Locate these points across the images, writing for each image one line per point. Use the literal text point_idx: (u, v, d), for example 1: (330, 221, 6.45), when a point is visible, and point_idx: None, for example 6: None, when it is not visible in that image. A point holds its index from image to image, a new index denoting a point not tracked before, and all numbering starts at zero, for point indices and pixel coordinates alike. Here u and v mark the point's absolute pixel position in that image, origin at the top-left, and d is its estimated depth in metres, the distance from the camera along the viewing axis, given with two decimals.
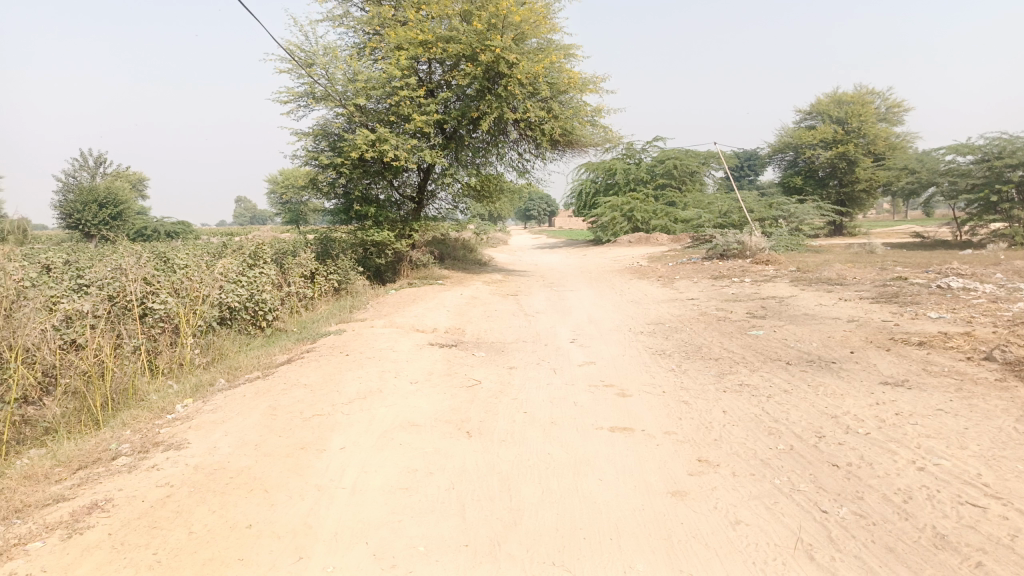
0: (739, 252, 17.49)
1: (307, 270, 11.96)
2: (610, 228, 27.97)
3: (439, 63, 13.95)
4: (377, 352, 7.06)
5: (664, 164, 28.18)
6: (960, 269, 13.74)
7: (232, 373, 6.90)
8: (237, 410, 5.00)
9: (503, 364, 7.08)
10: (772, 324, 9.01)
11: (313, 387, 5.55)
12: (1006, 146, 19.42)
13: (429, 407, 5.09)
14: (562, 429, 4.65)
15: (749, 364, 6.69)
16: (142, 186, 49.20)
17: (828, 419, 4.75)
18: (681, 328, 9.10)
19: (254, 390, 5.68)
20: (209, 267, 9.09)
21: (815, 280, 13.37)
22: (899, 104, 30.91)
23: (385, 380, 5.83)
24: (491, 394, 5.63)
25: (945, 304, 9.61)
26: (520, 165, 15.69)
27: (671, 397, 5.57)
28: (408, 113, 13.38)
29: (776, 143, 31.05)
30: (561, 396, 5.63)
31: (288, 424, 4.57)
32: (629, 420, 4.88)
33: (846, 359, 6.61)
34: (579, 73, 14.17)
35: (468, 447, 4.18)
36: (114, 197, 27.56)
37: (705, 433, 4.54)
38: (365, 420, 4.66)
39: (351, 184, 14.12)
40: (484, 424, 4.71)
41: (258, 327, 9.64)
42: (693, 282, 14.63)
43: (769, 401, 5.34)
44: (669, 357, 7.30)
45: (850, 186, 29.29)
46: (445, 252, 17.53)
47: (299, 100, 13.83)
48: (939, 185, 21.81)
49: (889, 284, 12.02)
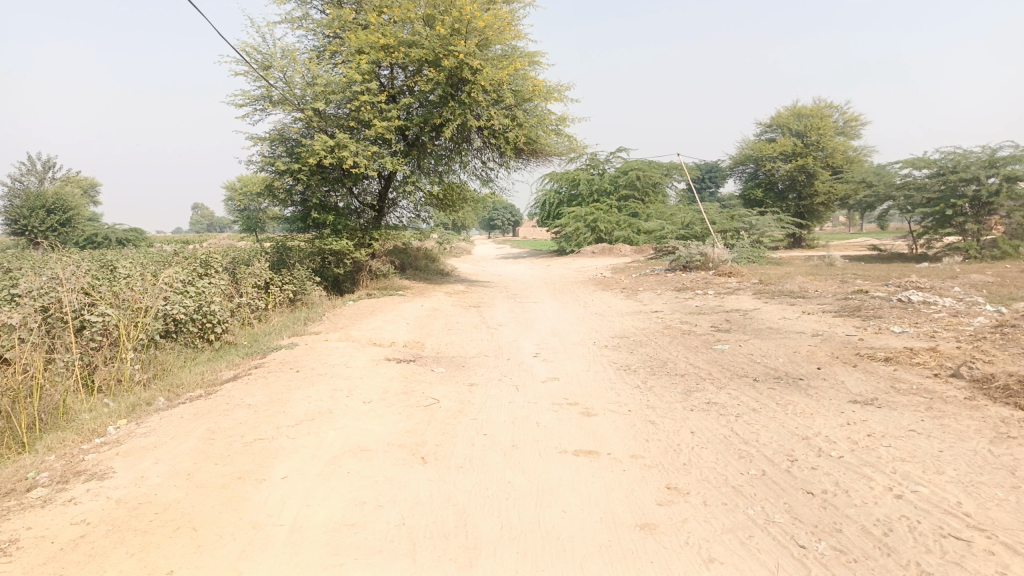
0: (702, 263, 17.46)
1: (261, 279, 11.52)
2: (574, 239, 27.93)
3: (401, 69, 13.65)
4: (330, 368, 6.71)
5: (627, 175, 28.22)
6: (919, 282, 13.86)
7: (173, 390, 6.47)
8: (172, 433, 4.63)
9: (463, 380, 6.79)
10: (737, 338, 8.88)
11: (257, 407, 5.19)
12: (960, 161, 19.80)
13: (383, 429, 4.77)
14: (524, 453, 4.37)
15: (716, 381, 6.51)
16: (95, 191, 47.84)
17: (800, 441, 4.56)
18: (646, 341, 8.92)
19: (193, 410, 5.29)
20: (154, 276, 8.61)
21: (778, 292, 13.34)
22: (856, 119, 31.47)
23: (336, 399, 5.50)
24: (449, 414, 5.33)
25: (907, 318, 9.59)
26: (484, 174, 15.44)
27: (637, 417, 5.34)
28: (369, 118, 13.03)
29: (737, 155, 31.36)
30: (523, 416, 5.36)
31: (227, 450, 4.22)
32: (594, 442, 4.62)
33: (813, 375, 6.48)
34: (543, 82, 13.99)
35: (422, 476, 3.88)
36: (64, 203, 26.60)
37: (673, 457, 4.31)
38: (312, 445, 4.32)
39: (310, 191, 13.67)
40: (441, 448, 4.41)
41: (206, 340, 9.18)
42: (657, 293, 14.53)
43: (738, 420, 5.14)
44: (634, 373, 7.09)
45: (809, 199, 29.69)
46: (406, 262, 17.16)
47: (255, 103, 13.38)
48: (895, 199, 22.17)
49: (851, 297, 12.02)
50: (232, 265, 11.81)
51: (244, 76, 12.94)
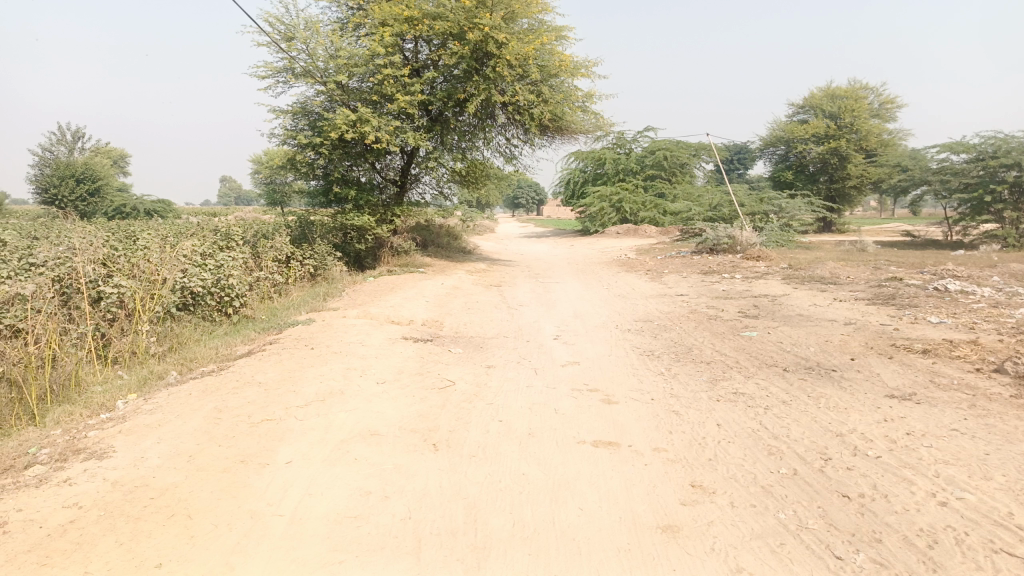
0: (729, 246, 17.07)
1: (282, 254, 11.38)
2: (598, 219, 27.56)
3: (426, 42, 13.33)
4: (345, 346, 6.54)
5: (654, 155, 27.70)
6: (955, 270, 13.38)
7: (185, 365, 6.35)
8: (177, 411, 4.49)
9: (480, 362, 6.59)
10: (765, 325, 8.57)
11: (268, 386, 5.04)
12: (1001, 145, 19.09)
13: (394, 413, 4.59)
14: (540, 443, 4.16)
15: (744, 370, 6.24)
16: (123, 162, 48.34)
17: (834, 438, 4.30)
18: (670, 326, 8.65)
19: (201, 387, 5.15)
20: (172, 248, 8.49)
21: (808, 278, 12.95)
22: (892, 101, 30.57)
23: (349, 379, 5.32)
24: (464, 398, 5.14)
25: (945, 308, 9.20)
26: (508, 151, 15.14)
27: (660, 406, 5.11)
28: (392, 92, 12.78)
29: (767, 136, 30.65)
30: (540, 402, 5.15)
31: (232, 430, 4.07)
32: (615, 433, 4.40)
33: (846, 366, 6.18)
34: (570, 57, 13.61)
35: (433, 464, 3.70)
36: (92, 173, 26.67)
37: (698, 451, 4.08)
38: (319, 428, 4.16)
39: (332, 166, 13.50)
40: (453, 434, 4.22)
41: (224, 314, 9.07)
42: (682, 276, 14.20)
43: (767, 414, 4.88)
44: (657, 359, 6.84)
45: (841, 182, 29.00)
46: (428, 238, 16.97)
47: (278, 75, 13.21)
48: (931, 184, 21.50)
49: (885, 285, 11.62)
50: (252, 238, 11.70)
51: (268, 47, 12.77)
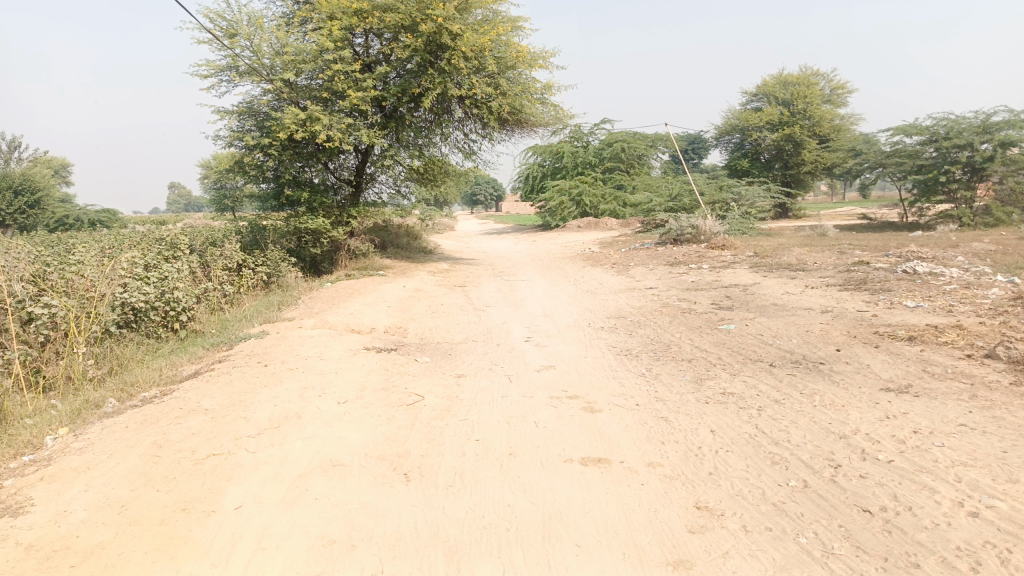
0: (693, 236, 16.89)
1: (232, 261, 10.76)
2: (559, 213, 27.21)
3: (376, 36, 12.80)
4: (303, 361, 6.03)
5: (612, 147, 27.51)
6: (920, 252, 13.34)
7: (126, 389, 5.77)
8: (109, 449, 3.96)
9: (450, 371, 6.15)
10: (742, 317, 8.28)
11: (215, 413, 4.53)
12: (953, 126, 19.25)
13: (359, 437, 4.15)
14: (523, 464, 3.77)
15: (728, 366, 5.92)
16: (65, 171, 46.54)
17: (838, 441, 3.99)
18: (644, 322, 8.32)
19: (140, 418, 4.60)
20: (109, 261, 7.84)
21: (776, 265, 12.77)
22: (842, 86, 30.86)
23: (307, 400, 4.84)
24: (435, 415, 4.70)
25: (918, 292, 9.04)
26: (466, 146, 14.69)
27: (647, 412, 4.75)
28: (342, 88, 12.23)
29: (722, 125, 30.69)
30: (519, 415, 4.74)
31: (174, 469, 3.59)
32: (604, 447, 4.02)
33: (834, 358, 5.89)
34: (527, 47, 13.19)
35: (405, 500, 3.30)
36: (31, 184, 25.18)
37: (697, 464, 3.72)
38: (274, 462, 3.71)
39: (282, 167, 12.86)
40: (426, 460, 3.80)
41: (170, 329, 8.45)
42: (649, 269, 13.92)
43: (761, 416, 4.54)
44: (636, 358, 6.48)
45: (796, 168, 29.20)
46: (387, 240, 16.41)
47: (220, 74, 12.54)
48: (886, 167, 21.65)
49: (853, 270, 11.48)
50: (199, 246, 11.06)
51: (208, 44, 12.10)
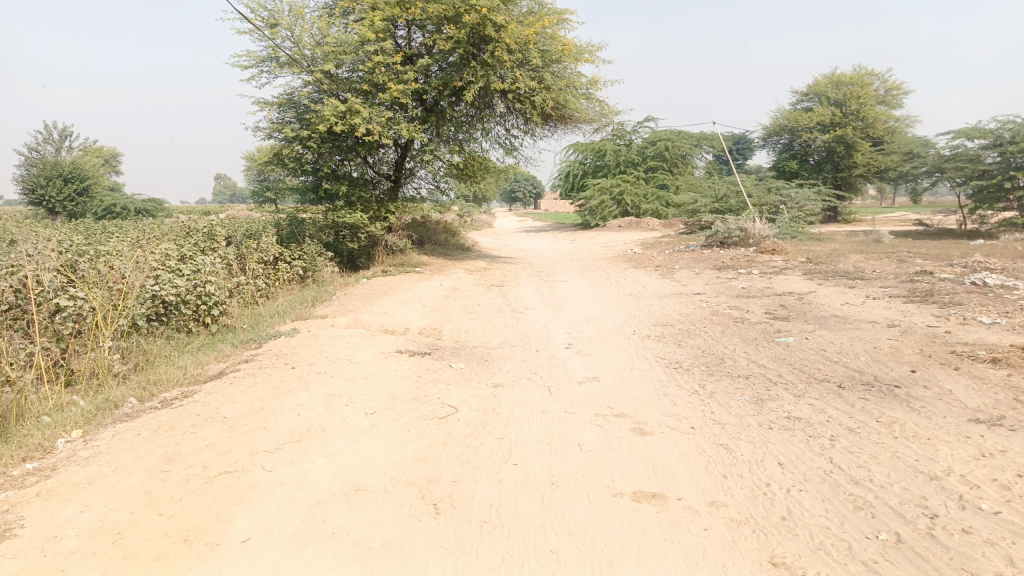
0: (741, 240, 16.22)
1: (268, 255, 10.52)
2: (599, 212, 26.67)
3: (419, 27, 12.46)
4: (332, 364, 5.69)
5: (656, 146, 26.87)
6: (987, 262, 12.53)
7: (148, 389, 5.48)
8: (115, 461, 3.64)
9: (486, 380, 5.75)
10: (800, 329, 7.70)
11: (233, 422, 4.21)
12: (1020, 130, 18.17)
13: (386, 456, 3.77)
14: (568, 497, 3.33)
15: (791, 386, 5.41)
16: (115, 161, 47.58)
17: (929, 484, 3.47)
18: (694, 331, 7.80)
19: (154, 425, 4.28)
20: (140, 251, 7.57)
21: (831, 273, 12.10)
22: (898, 87, 29.58)
23: (332, 410, 4.48)
24: (469, 432, 4.30)
25: (993, 307, 8.35)
26: (508, 142, 14.28)
27: (704, 438, 4.28)
28: (383, 81, 11.91)
29: (771, 125, 29.75)
30: (561, 435, 4.31)
31: (181, 489, 3.26)
32: (659, 479, 3.56)
33: (910, 381, 5.33)
34: (573, 41, 12.72)
35: (434, 538, 2.90)
36: (81, 172, 25.46)
37: (767, 506, 3.26)
38: (291, 484, 3.35)
39: (321, 160, 12.60)
40: (459, 488, 3.40)
41: (201, 323, 8.19)
42: (695, 273, 13.36)
43: (836, 448, 4.04)
44: (688, 373, 5.99)
45: (847, 171, 28.18)
46: (425, 236, 16.10)
47: (261, 64, 12.35)
48: (944, 172, 20.62)
49: (917, 280, 10.77)
50: (236, 236, 10.85)
51: (250, 34, 11.90)
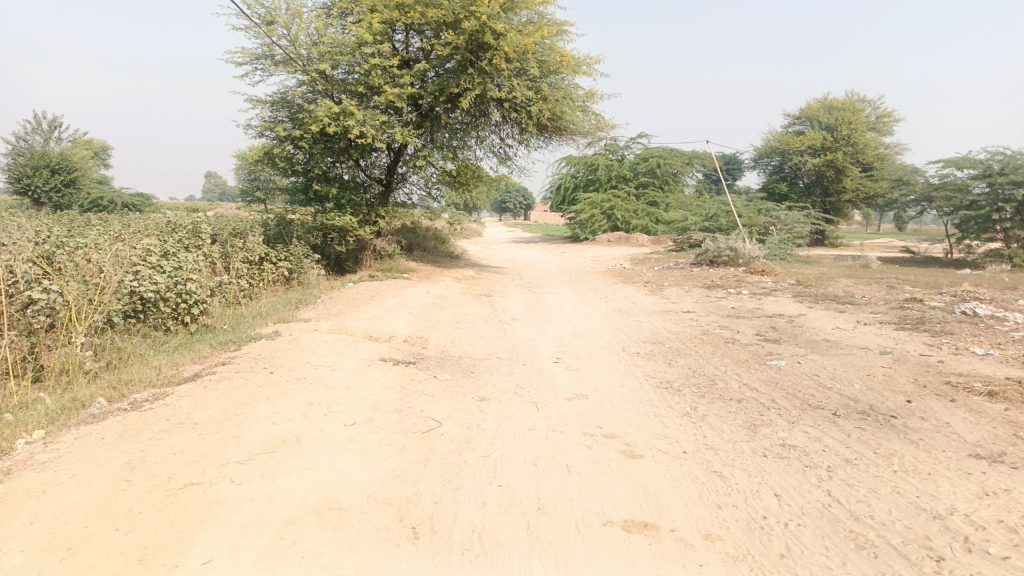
0: (730, 259, 16.13)
1: (253, 255, 10.28)
2: (589, 226, 26.56)
3: (417, 32, 12.33)
4: (312, 371, 5.47)
5: (648, 162, 26.84)
6: (976, 292, 12.49)
7: (118, 389, 5.22)
8: (74, 468, 3.41)
9: (471, 393, 5.55)
10: (792, 352, 7.57)
11: (204, 429, 3.99)
12: (1009, 162, 18.23)
13: (363, 472, 3.56)
14: (554, 524, 3.15)
15: (784, 411, 5.25)
16: (103, 153, 47.07)
17: (932, 523, 3.32)
18: (684, 351, 7.65)
19: (119, 429, 4.05)
20: (120, 244, 7.30)
21: (821, 296, 12.00)
22: (889, 115, 29.76)
23: (309, 419, 4.27)
24: (453, 448, 4.10)
25: (984, 337, 8.26)
26: (501, 151, 14.14)
27: (697, 464, 4.11)
28: (379, 84, 11.73)
29: (762, 147, 29.84)
30: (548, 454, 4.13)
31: (142, 502, 3.04)
32: (651, 508, 3.39)
33: (906, 411, 5.19)
34: (572, 53, 12.62)
35: (410, 566, 2.71)
36: (68, 163, 25.03)
37: (764, 542, 3.10)
38: (260, 499, 3.15)
39: (312, 161, 12.38)
40: (439, 510, 3.20)
41: (180, 322, 7.91)
42: (685, 290, 13.23)
43: (833, 480, 3.88)
44: (678, 394, 5.83)
45: (836, 196, 28.27)
46: (413, 242, 15.89)
47: (255, 61, 12.14)
48: (933, 200, 20.68)
49: (907, 307, 10.69)
50: (221, 234, 10.61)
51: (245, 30, 11.69)
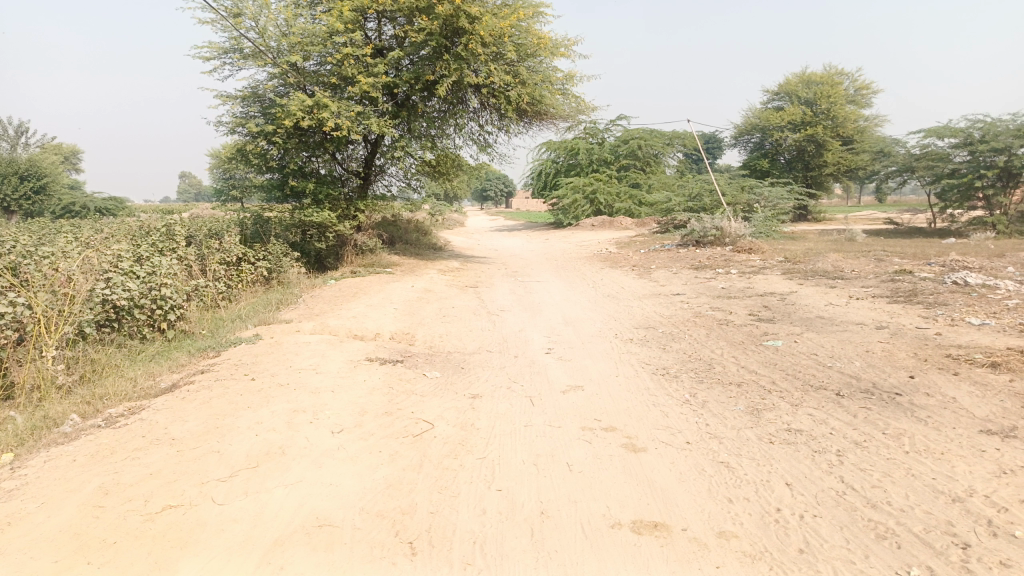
0: (717, 238, 15.99)
1: (230, 256, 10.00)
2: (572, 211, 26.35)
3: (389, 20, 12.03)
4: (295, 375, 5.25)
5: (628, 144, 26.65)
6: (965, 261, 12.43)
7: (92, 404, 4.98)
8: (43, 495, 3.19)
9: (462, 390, 5.36)
10: (787, 331, 7.42)
11: (183, 444, 3.77)
12: (989, 129, 18.18)
13: (354, 483, 3.37)
14: (560, 530, 2.97)
15: (786, 394, 5.10)
16: (75, 158, 46.22)
17: (953, 506, 3.17)
18: (678, 334, 7.49)
19: (93, 448, 3.82)
20: (91, 252, 7.04)
21: (810, 272, 11.89)
22: (866, 87, 29.72)
23: (295, 428, 4.06)
24: (447, 451, 3.91)
25: (979, 307, 8.16)
26: (481, 139, 13.88)
27: (702, 455, 3.94)
28: (352, 74, 11.43)
29: (742, 124, 29.72)
30: (547, 453, 3.94)
31: (116, 530, 2.83)
32: (660, 506, 3.22)
33: (910, 388, 5.05)
34: (549, 35, 12.36)
35: None
36: (38, 169, 24.44)
37: (781, 537, 2.93)
38: (245, 520, 2.95)
39: (287, 157, 12.07)
40: (436, 522, 3.01)
41: (156, 329, 7.65)
42: (673, 272, 13.09)
43: (844, 465, 3.72)
44: (676, 380, 5.66)
45: (817, 170, 28.22)
46: (395, 235, 15.63)
47: (224, 56, 11.79)
48: (915, 170, 20.65)
49: (898, 279, 10.59)
50: (198, 236, 10.32)
51: (211, 23, 11.35)
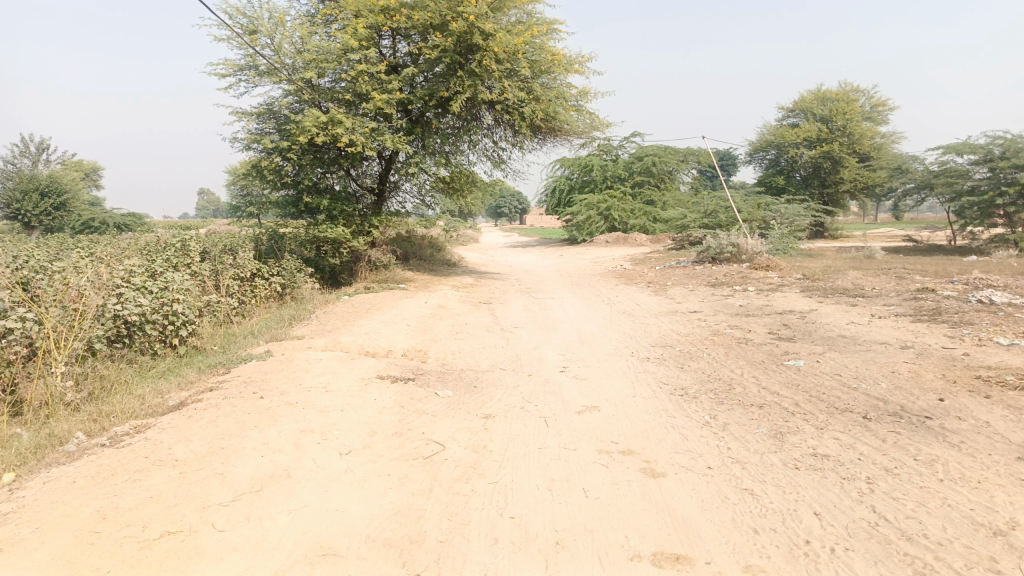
0: (733, 255, 15.80)
1: (243, 271, 9.93)
2: (586, 228, 26.22)
3: (403, 37, 12.04)
4: (303, 394, 5.13)
5: (643, 160, 26.56)
6: (988, 279, 12.19)
7: (97, 422, 4.87)
8: (39, 519, 3.07)
9: (475, 410, 5.21)
10: (808, 351, 7.23)
11: (186, 466, 3.65)
12: (1010, 146, 17.93)
13: (361, 508, 3.23)
14: (576, 561, 2.82)
15: (811, 417, 4.91)
16: (94, 175, 46.76)
17: (995, 540, 2.99)
18: (697, 353, 7.31)
19: (93, 470, 3.70)
20: (102, 266, 6.97)
21: (829, 290, 11.67)
22: (882, 104, 29.53)
23: (302, 449, 3.93)
24: (459, 475, 3.77)
25: (1006, 327, 7.93)
26: (495, 155, 13.83)
27: (725, 481, 3.77)
28: (366, 90, 11.41)
29: (757, 141, 29.58)
30: (562, 477, 3.79)
31: (112, 558, 2.71)
32: (682, 537, 3.05)
33: (941, 411, 4.85)
34: (563, 52, 12.31)
35: None
36: (58, 186, 24.65)
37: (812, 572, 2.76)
38: (246, 548, 2.82)
39: (302, 173, 12.04)
40: (445, 551, 2.87)
41: (168, 345, 7.55)
42: (689, 290, 12.91)
43: (875, 493, 3.54)
44: (695, 401, 5.49)
45: (834, 187, 27.98)
46: (409, 251, 15.56)
47: (239, 73, 11.83)
48: (934, 187, 20.40)
49: (920, 297, 10.35)
50: (211, 251, 10.28)
51: (227, 40, 11.40)
